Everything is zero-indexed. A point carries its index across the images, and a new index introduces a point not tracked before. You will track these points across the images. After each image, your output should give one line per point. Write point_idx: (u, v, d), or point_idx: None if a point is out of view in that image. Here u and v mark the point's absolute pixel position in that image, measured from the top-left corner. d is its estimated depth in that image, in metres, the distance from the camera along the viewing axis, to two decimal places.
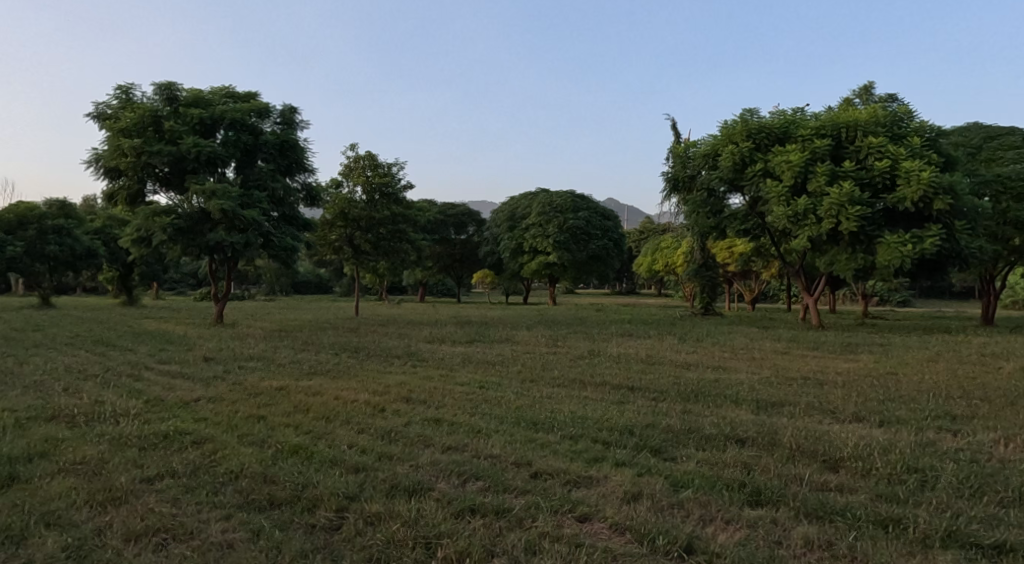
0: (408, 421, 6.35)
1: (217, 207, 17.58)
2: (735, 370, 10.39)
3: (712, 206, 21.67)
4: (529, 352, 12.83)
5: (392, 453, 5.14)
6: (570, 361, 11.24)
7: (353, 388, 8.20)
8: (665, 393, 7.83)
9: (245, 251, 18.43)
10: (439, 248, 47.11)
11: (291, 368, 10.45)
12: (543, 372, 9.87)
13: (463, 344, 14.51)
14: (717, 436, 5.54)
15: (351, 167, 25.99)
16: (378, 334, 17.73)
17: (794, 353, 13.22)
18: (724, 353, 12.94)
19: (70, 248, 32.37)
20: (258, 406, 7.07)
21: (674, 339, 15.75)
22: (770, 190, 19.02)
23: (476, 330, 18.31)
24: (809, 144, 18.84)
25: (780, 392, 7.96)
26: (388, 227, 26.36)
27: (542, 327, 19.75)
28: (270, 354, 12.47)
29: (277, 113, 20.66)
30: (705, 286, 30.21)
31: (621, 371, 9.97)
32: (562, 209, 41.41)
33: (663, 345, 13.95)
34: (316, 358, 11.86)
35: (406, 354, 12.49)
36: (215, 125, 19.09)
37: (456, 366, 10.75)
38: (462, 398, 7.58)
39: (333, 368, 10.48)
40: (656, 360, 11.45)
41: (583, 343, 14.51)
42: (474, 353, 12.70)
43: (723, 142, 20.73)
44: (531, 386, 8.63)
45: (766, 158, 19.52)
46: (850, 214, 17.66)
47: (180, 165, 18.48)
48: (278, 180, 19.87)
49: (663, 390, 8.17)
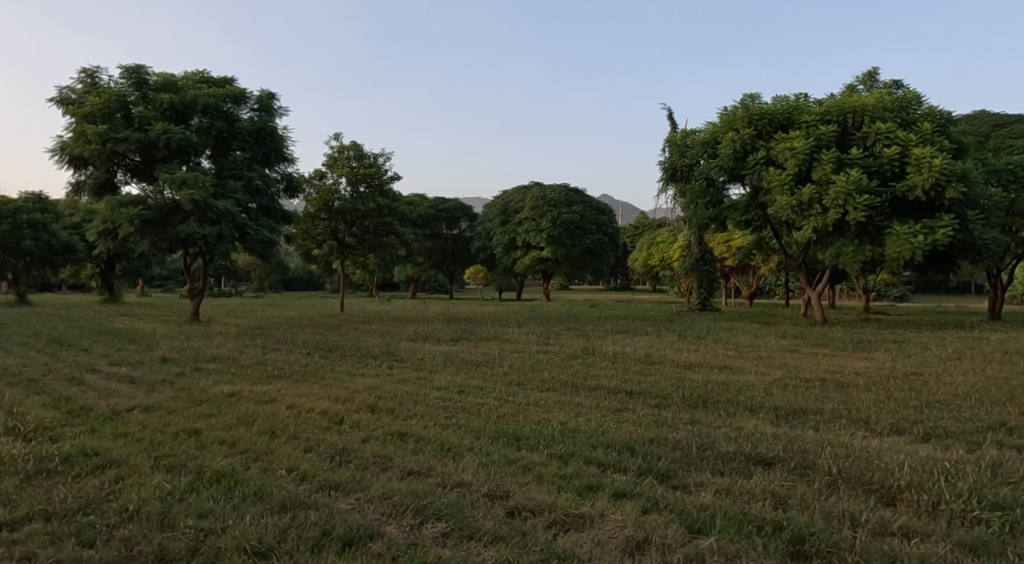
0: (369, 437, 5.36)
1: (188, 197, 16.55)
2: (743, 371, 9.44)
3: (711, 196, 20.73)
4: (518, 351, 11.88)
5: (338, 481, 4.18)
6: (561, 361, 10.25)
7: (313, 395, 7.21)
8: (669, 400, 6.86)
9: (219, 245, 17.38)
10: (430, 244, 46.07)
11: (252, 370, 9.43)
12: (531, 374, 8.88)
13: (448, 343, 13.51)
14: (739, 456, 4.58)
15: (335, 158, 24.97)
16: (360, 331, 16.72)
17: (804, 351, 12.27)
18: (728, 351, 12.01)
19: (46, 243, 31.22)
20: (195, 417, 6.07)
21: (674, 336, 14.79)
22: (773, 178, 18.07)
23: (463, 327, 17.33)
24: (814, 131, 17.90)
25: (800, 397, 7.01)
26: (374, 220, 25.31)
27: (534, 324, 18.79)
28: (237, 354, 11.46)
29: (254, 99, 19.61)
30: (703, 281, 29.25)
31: (617, 373, 9.00)
32: (556, 203, 40.47)
33: (662, 343, 12.99)
34: (284, 359, 10.85)
35: (384, 354, 11.48)
36: (188, 111, 18.03)
37: (437, 367, 9.77)
38: (437, 407, 6.61)
39: (299, 371, 9.46)
40: (655, 359, 10.46)
41: (576, 341, 13.52)
42: (458, 353, 11.72)
43: (723, 129, 19.79)
44: (517, 391, 7.66)
45: (768, 145, 18.58)
46: (857, 204, 16.73)
47: (149, 154, 17.44)
48: (255, 170, 18.80)
49: (666, 395, 7.20)
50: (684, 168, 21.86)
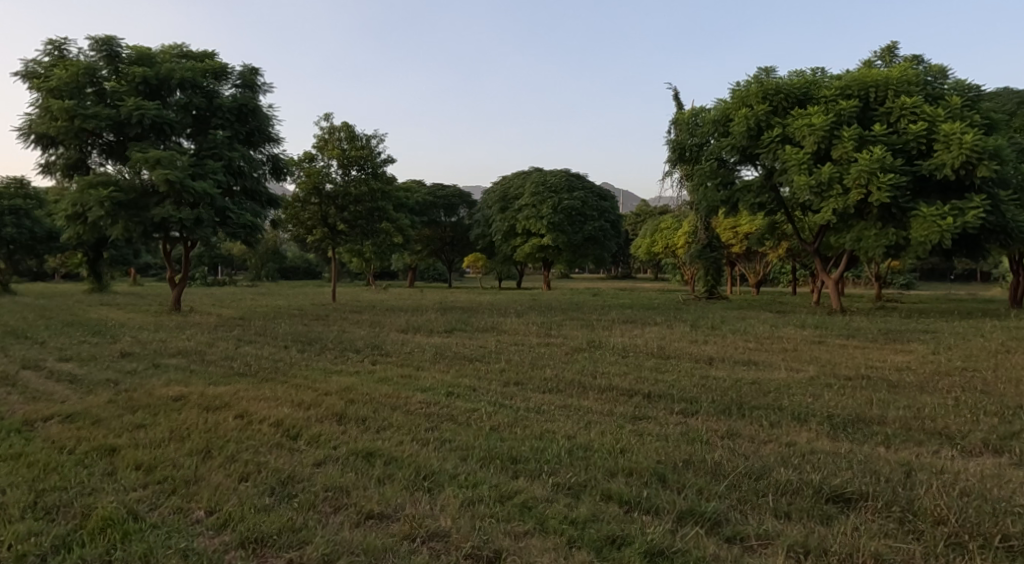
0: (327, 457, 4.25)
1: (162, 177, 15.41)
2: (770, 367, 8.33)
3: (723, 176, 19.57)
4: (517, 344, 10.77)
5: (270, 533, 3.10)
6: (565, 356, 9.14)
7: (273, 399, 6.10)
8: (697, 407, 5.77)
9: (198, 229, 16.31)
10: (427, 231, 44.88)
11: (213, 368, 8.32)
12: (532, 372, 7.79)
13: (441, 334, 12.41)
14: (805, 493, 3.50)
15: (325, 140, 23.77)
16: (347, 322, 15.63)
17: (831, 342, 11.16)
18: (748, 343, 10.90)
19: (28, 231, 30.01)
20: (119, 429, 4.97)
21: (686, 326, 13.69)
22: (789, 156, 16.89)
23: (459, 317, 16.26)
24: (833, 106, 16.71)
25: (851, 399, 5.90)
26: (366, 205, 24.11)
27: (534, 313, 17.69)
28: (206, 348, 10.36)
29: (237, 74, 18.40)
30: (710, 268, 28.12)
31: (629, 370, 7.89)
32: (556, 189, 39.28)
33: (674, 334, 11.88)
34: (257, 354, 9.73)
35: (368, 347, 10.36)
36: (164, 87, 16.84)
37: (426, 363, 8.66)
38: (420, 415, 5.50)
39: (269, 368, 8.36)
40: (670, 354, 9.34)
41: (581, 332, 12.43)
42: (450, 346, 10.62)
43: (736, 106, 18.58)
44: (516, 392, 6.56)
45: (784, 122, 17.39)
46: (881, 183, 15.55)
47: (122, 132, 16.28)
48: (237, 149, 17.58)
49: (692, 401, 6.10)
50: (694, 148, 20.72)
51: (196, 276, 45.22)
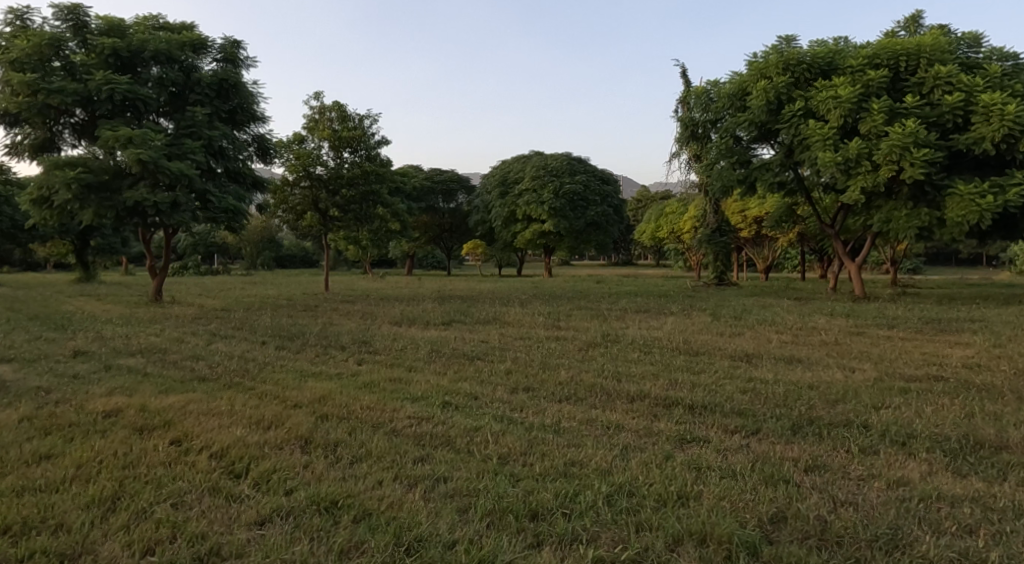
0: (275, 513, 3.10)
1: (134, 157, 14.16)
2: (818, 366, 7.17)
3: (739, 154, 18.26)
4: (523, 338, 9.63)
5: None
6: (579, 353, 7.98)
7: (228, 415, 4.94)
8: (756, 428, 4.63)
9: (175, 214, 15.14)
10: (426, 218, 43.55)
11: (172, 371, 7.14)
12: (545, 374, 6.65)
13: (438, 327, 11.24)
14: None
15: (315, 120, 22.49)
16: (338, 313, 14.52)
17: (871, 333, 10.04)
18: (781, 335, 9.77)
19: (8, 218, 28.68)
20: (13, 464, 3.81)
21: (708, 316, 12.56)
22: (813, 132, 15.65)
23: (457, 306, 15.15)
24: (860, 77, 15.46)
25: (945, 410, 4.77)
26: (360, 189, 22.87)
27: (539, 303, 16.54)
28: (174, 346, 9.18)
29: (217, 47, 17.13)
30: (719, 254, 26.93)
31: (658, 372, 6.73)
32: (557, 173, 38.04)
33: (695, 326, 10.74)
34: (227, 353, 8.56)
35: (356, 343, 9.20)
36: (138, 61, 15.60)
37: (419, 363, 7.49)
38: (408, 440, 4.34)
39: (236, 371, 7.18)
40: (698, 351, 8.18)
41: (592, 324, 11.28)
42: (447, 341, 9.47)
43: (753, 78, 17.32)
44: (528, 404, 5.42)
45: (806, 94, 16.14)
46: (914, 158, 14.31)
47: (91, 108, 15.05)
48: (217, 128, 16.29)
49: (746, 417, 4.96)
50: (709, 124, 19.44)
51: (188, 264, 43.92)
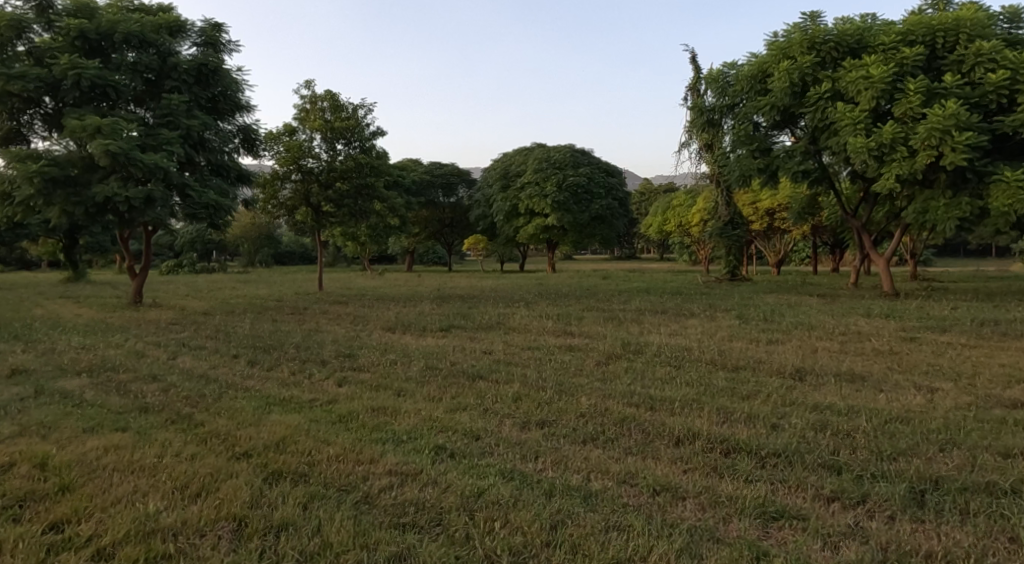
0: None
1: (102, 148, 12.95)
2: (889, 387, 5.94)
3: (760, 141, 16.94)
4: (531, 349, 8.40)
5: None
6: (599, 371, 6.75)
7: (151, 474, 3.73)
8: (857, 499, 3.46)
9: (149, 210, 13.92)
10: (426, 213, 42.15)
11: (112, 398, 5.92)
12: (563, 401, 5.42)
13: (434, 334, 9.99)
14: None
15: (307, 110, 21.22)
16: (326, 317, 13.30)
17: (925, 339, 8.81)
18: (826, 343, 8.52)
19: None
20: None
21: (735, 319, 11.31)
22: (842, 115, 14.39)
23: (457, 308, 13.92)
24: (894, 55, 14.20)
25: None
26: (354, 182, 21.60)
27: (546, 303, 15.29)
28: (130, 362, 7.96)
29: (196, 30, 15.90)
30: (732, 247, 25.64)
31: (701, 397, 5.51)
32: (560, 165, 36.77)
33: (725, 332, 9.49)
34: (190, 371, 7.36)
35: (339, 357, 7.98)
36: (108, 44, 14.39)
37: (410, 386, 6.28)
38: (385, 519, 3.14)
39: (192, 397, 5.98)
40: (739, 367, 6.94)
41: (608, 330, 10.02)
42: (445, 352, 8.25)
43: (775, 59, 16.05)
44: (546, 448, 4.24)
45: (834, 75, 14.88)
46: (956, 142, 13.03)
47: (58, 96, 13.86)
48: (196, 117, 15.03)
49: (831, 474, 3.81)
50: (726, 109, 18.14)
51: (183, 261, 42.57)
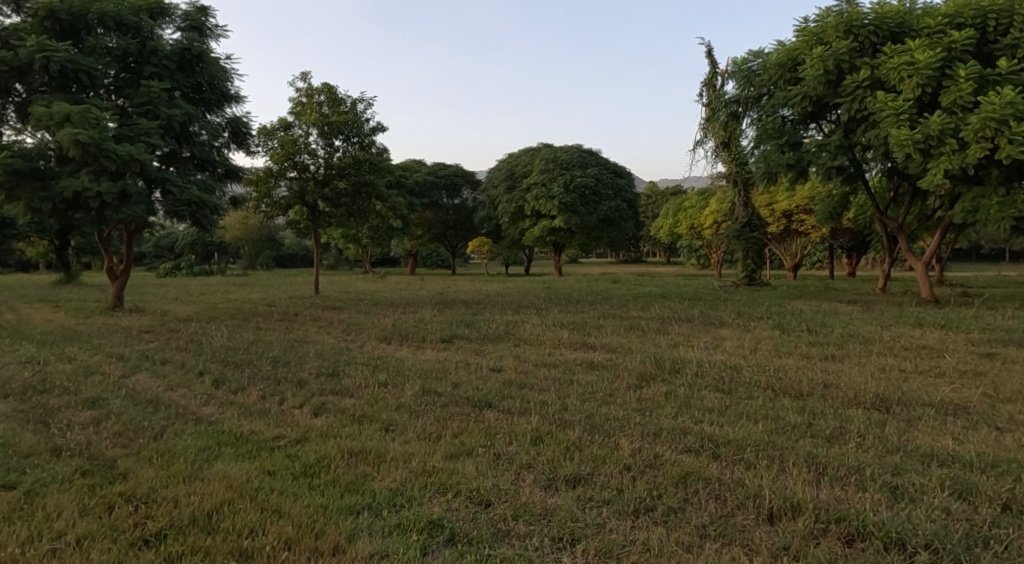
0: None
1: (70, 137, 11.74)
2: (1007, 424, 4.67)
3: (789, 135, 15.64)
4: (545, 366, 7.14)
5: None
6: (633, 399, 5.48)
7: None
8: None
9: (124, 207, 12.75)
10: (429, 214, 40.89)
11: (24, 433, 4.69)
12: (597, 445, 4.15)
13: (433, 347, 8.72)
14: None
15: (303, 104, 19.98)
16: (317, 325, 12.07)
17: (1006, 355, 7.53)
18: (892, 360, 7.24)
19: None
20: None
21: (774, 329, 10.04)
22: (883, 105, 13.10)
23: (460, 315, 12.68)
24: (941, 38, 12.91)
25: None
26: (352, 179, 20.37)
27: (556, 310, 14.03)
28: (73, 382, 6.71)
29: (180, 13, 14.73)
30: (750, 250, 24.33)
31: (774, 440, 4.26)
32: (567, 166, 35.54)
33: (769, 345, 8.20)
34: (139, 395, 6.11)
35: (320, 376, 6.75)
36: (84, 25, 13.28)
37: (402, 417, 5.05)
38: None
39: (125, 433, 4.73)
40: (804, 394, 5.68)
41: (633, 343, 8.74)
42: (444, 370, 6.99)
43: (807, 45, 14.80)
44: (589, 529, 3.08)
45: (874, 61, 13.61)
46: (1015, 133, 11.71)
47: (26, 82, 12.70)
48: (178, 106, 13.81)
49: None
50: (751, 101, 16.89)
51: (181, 263, 41.31)
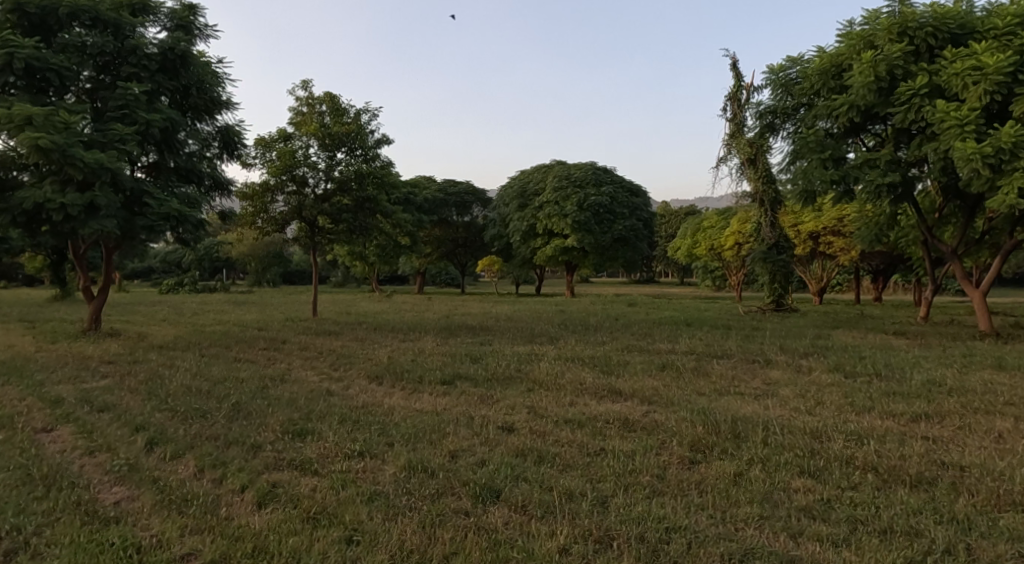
0: None
1: (29, 142, 10.28)
2: None
3: (831, 149, 14.07)
4: (566, 426, 5.62)
5: None
6: (696, 493, 3.98)
7: None
8: None
9: (92, 221, 11.37)
10: (438, 231, 39.48)
11: None
12: None
13: (430, 392, 7.24)
14: None
15: (303, 113, 18.65)
16: (304, 357, 10.63)
17: None
18: (1005, 422, 5.70)
19: None
20: None
21: (833, 371, 8.50)
22: (943, 115, 11.58)
23: (466, 346, 11.18)
24: (1011, 41, 11.45)
25: None
26: (353, 193, 19.01)
27: (574, 340, 12.52)
28: None
29: (166, 11, 13.47)
30: (778, 273, 22.73)
31: None
32: (581, 183, 34.11)
33: (841, 397, 6.66)
34: (35, 465, 4.63)
35: (282, 439, 5.27)
36: (59, 23, 12.10)
37: (372, 523, 3.55)
38: None
39: None
40: (925, 484, 4.17)
41: (672, 390, 7.18)
42: (440, 430, 5.48)
43: (855, 50, 13.35)
44: None
45: (932, 67, 12.13)
46: None
47: None
48: (159, 111, 12.41)
49: None
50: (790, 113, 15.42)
51: (184, 280, 39.99)
